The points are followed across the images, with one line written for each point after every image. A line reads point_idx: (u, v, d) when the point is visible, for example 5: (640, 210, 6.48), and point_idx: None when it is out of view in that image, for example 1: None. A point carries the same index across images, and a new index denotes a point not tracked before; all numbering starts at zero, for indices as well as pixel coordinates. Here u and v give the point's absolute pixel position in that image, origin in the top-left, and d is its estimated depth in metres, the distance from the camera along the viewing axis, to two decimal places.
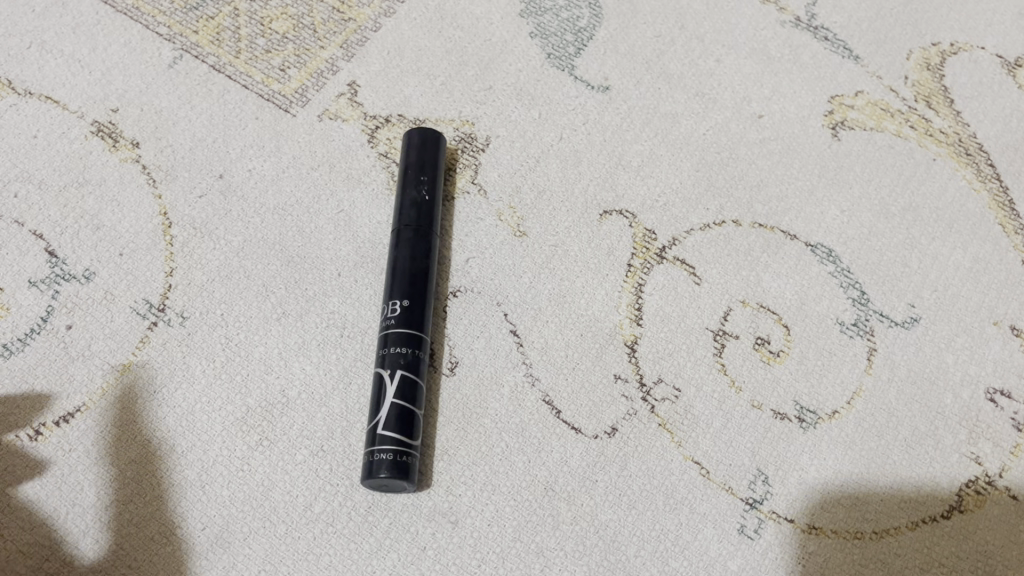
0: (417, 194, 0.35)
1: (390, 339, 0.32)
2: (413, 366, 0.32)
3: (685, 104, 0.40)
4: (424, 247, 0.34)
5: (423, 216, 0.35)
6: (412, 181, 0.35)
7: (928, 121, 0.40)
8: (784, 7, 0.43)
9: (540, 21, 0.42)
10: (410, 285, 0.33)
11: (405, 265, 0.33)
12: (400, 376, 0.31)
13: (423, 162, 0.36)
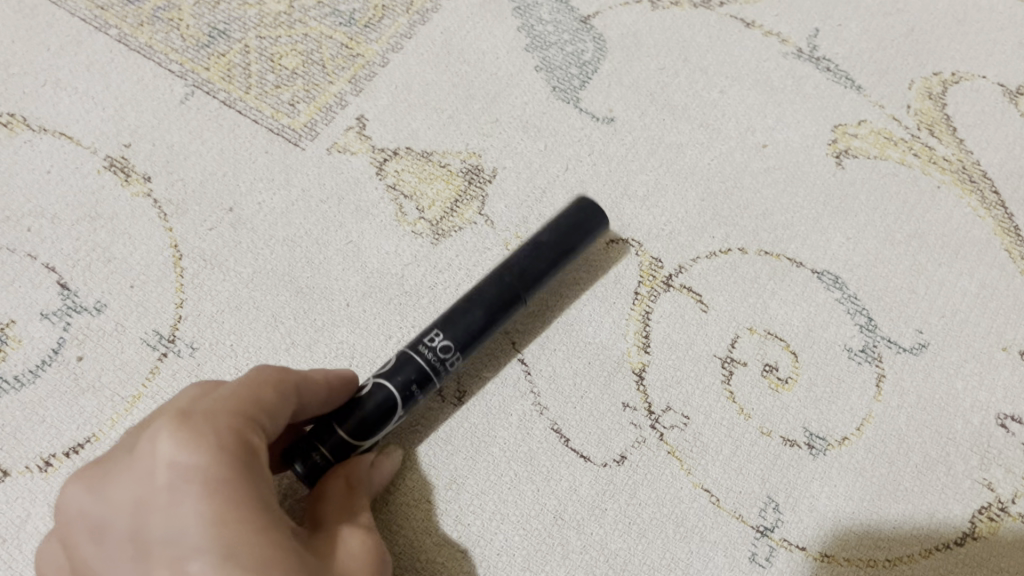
0: (546, 266, 0.33)
1: (413, 369, 0.31)
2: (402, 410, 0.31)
3: (689, 134, 0.40)
4: (496, 313, 0.32)
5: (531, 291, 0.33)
6: (555, 249, 0.34)
7: (931, 149, 0.40)
8: (785, 39, 0.44)
9: (545, 56, 0.42)
10: (467, 344, 0.32)
11: (465, 318, 0.32)
12: (390, 409, 0.30)
13: (585, 237, 0.34)
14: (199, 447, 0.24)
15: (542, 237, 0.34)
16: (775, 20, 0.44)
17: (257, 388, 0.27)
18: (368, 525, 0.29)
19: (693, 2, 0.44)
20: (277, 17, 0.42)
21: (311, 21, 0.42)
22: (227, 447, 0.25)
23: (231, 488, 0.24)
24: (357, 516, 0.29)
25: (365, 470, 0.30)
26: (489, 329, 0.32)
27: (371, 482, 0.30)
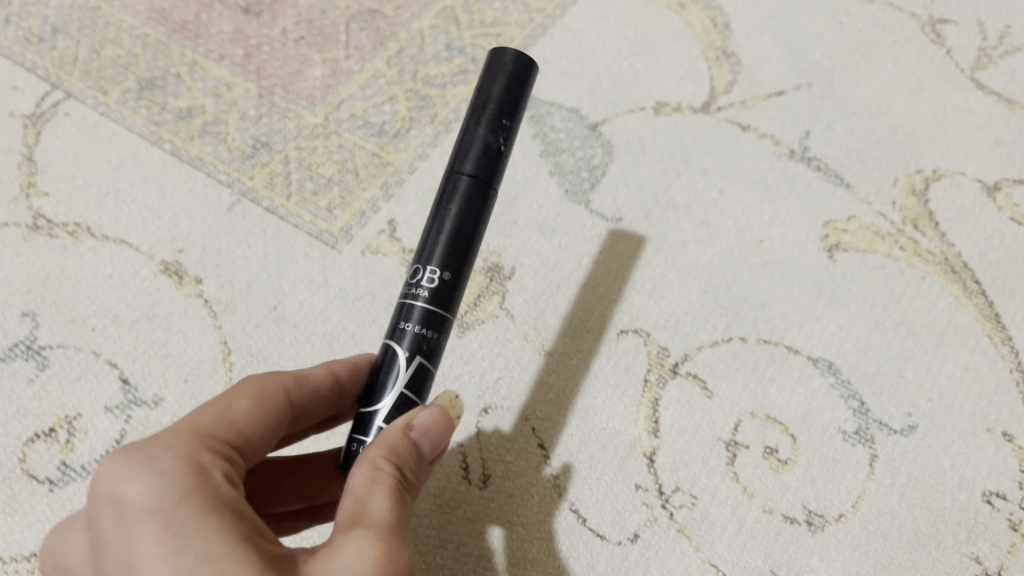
0: (490, 140, 0.31)
1: (413, 315, 0.30)
2: (433, 351, 0.30)
3: (691, 232, 0.44)
4: (469, 211, 0.30)
5: (486, 166, 0.31)
6: (488, 123, 0.31)
7: (916, 242, 0.44)
8: (779, 141, 0.47)
9: (558, 161, 0.46)
10: (450, 256, 0.30)
11: (442, 228, 0.30)
12: (413, 358, 0.29)
13: (509, 89, 0.31)
14: (153, 485, 0.23)
15: (469, 119, 0.31)
16: (769, 124, 0.48)
17: (235, 407, 0.27)
18: (391, 524, 0.25)
19: (692, 109, 0.49)
20: (314, 130, 0.47)
21: (345, 133, 0.47)
22: (183, 481, 0.24)
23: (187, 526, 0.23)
24: (380, 512, 0.25)
25: (398, 450, 0.27)
26: (471, 226, 0.30)
27: (409, 459, 0.27)
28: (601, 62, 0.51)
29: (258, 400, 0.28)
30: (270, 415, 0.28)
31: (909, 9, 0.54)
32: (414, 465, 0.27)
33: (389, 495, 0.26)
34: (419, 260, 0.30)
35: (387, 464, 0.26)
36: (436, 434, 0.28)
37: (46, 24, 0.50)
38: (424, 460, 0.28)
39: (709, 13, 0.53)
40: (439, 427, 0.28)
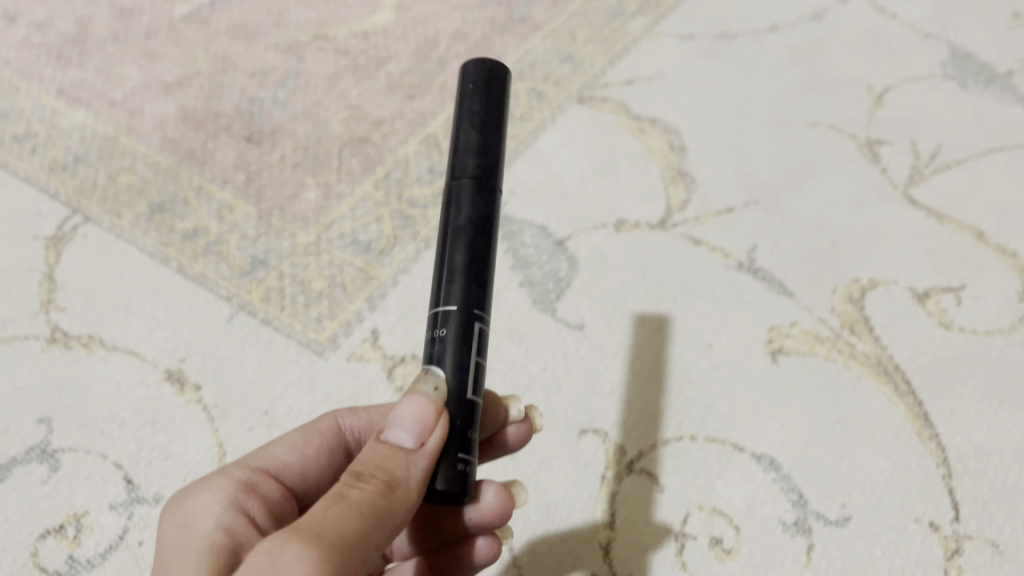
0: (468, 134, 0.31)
1: (447, 320, 0.29)
2: (478, 349, 0.29)
3: (647, 338, 0.48)
4: (478, 206, 0.30)
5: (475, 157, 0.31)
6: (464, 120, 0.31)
7: (853, 346, 0.48)
8: (728, 254, 0.52)
9: (527, 273, 0.51)
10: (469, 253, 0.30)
11: (460, 225, 0.30)
12: (458, 364, 0.28)
13: (490, 75, 0.32)
14: (176, 501, 0.29)
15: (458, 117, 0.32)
16: (719, 238, 0.53)
17: (285, 444, 0.34)
18: (319, 518, 0.24)
19: (650, 225, 0.54)
20: (307, 247, 0.52)
21: (335, 250, 0.52)
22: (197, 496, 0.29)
23: (186, 527, 0.27)
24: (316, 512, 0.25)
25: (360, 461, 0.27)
26: (487, 219, 0.30)
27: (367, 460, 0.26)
28: (568, 183, 0.56)
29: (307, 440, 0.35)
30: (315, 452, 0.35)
31: (849, 131, 0.59)
32: (381, 465, 0.27)
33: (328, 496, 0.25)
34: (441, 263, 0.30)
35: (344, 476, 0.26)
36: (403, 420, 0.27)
37: (69, 154, 0.56)
38: (405, 451, 0.27)
39: (666, 136, 0.59)
40: (404, 416, 0.27)
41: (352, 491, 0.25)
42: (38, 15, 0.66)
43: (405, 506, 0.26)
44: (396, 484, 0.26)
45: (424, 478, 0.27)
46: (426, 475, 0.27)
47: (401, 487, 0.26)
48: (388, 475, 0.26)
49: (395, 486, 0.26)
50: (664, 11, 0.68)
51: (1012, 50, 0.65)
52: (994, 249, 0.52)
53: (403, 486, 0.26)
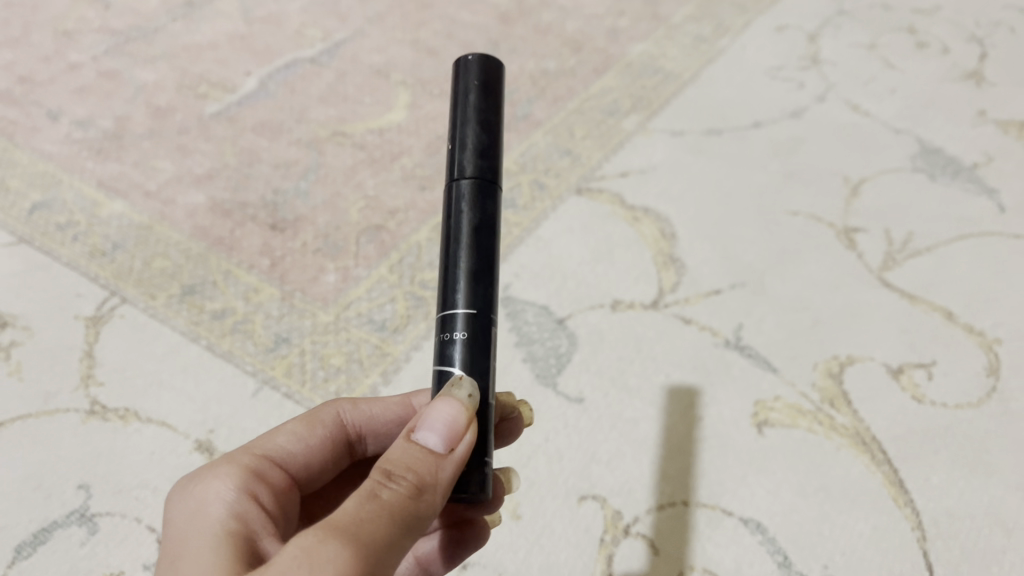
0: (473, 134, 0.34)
1: (457, 322, 0.32)
2: (487, 345, 0.32)
3: (642, 411, 0.52)
4: (482, 204, 0.33)
5: (478, 155, 0.34)
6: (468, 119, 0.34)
7: (833, 418, 0.52)
8: (716, 332, 0.56)
9: (530, 349, 0.55)
10: (476, 252, 0.33)
11: (466, 228, 0.33)
12: (470, 362, 0.32)
13: (482, 82, 0.35)
14: (189, 485, 0.31)
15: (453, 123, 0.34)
16: (708, 318, 0.57)
17: (288, 433, 0.37)
18: (346, 518, 0.26)
19: (644, 305, 0.58)
20: (327, 326, 0.56)
21: (352, 328, 0.56)
22: (210, 485, 0.31)
23: (203, 514, 0.30)
24: (351, 506, 0.26)
25: (391, 458, 0.29)
26: (489, 220, 0.33)
27: (399, 461, 0.28)
28: (568, 267, 0.61)
29: (312, 430, 0.38)
30: (317, 442, 0.38)
31: (827, 219, 0.64)
32: (413, 465, 0.28)
33: (361, 492, 0.27)
34: (447, 268, 0.33)
35: (376, 471, 0.28)
36: (436, 425, 0.29)
37: (108, 240, 0.61)
38: (435, 457, 0.29)
39: (658, 224, 0.64)
40: (438, 421, 0.29)
41: (385, 489, 0.27)
42: (80, 114, 0.72)
43: (431, 508, 0.28)
44: (424, 489, 0.28)
45: (448, 484, 0.29)
46: (450, 481, 0.29)
47: (427, 491, 0.28)
48: (420, 478, 0.28)
49: (424, 491, 0.28)
50: (656, 109, 0.74)
51: (977, 145, 0.71)
52: (962, 328, 0.57)
53: (431, 491, 0.28)
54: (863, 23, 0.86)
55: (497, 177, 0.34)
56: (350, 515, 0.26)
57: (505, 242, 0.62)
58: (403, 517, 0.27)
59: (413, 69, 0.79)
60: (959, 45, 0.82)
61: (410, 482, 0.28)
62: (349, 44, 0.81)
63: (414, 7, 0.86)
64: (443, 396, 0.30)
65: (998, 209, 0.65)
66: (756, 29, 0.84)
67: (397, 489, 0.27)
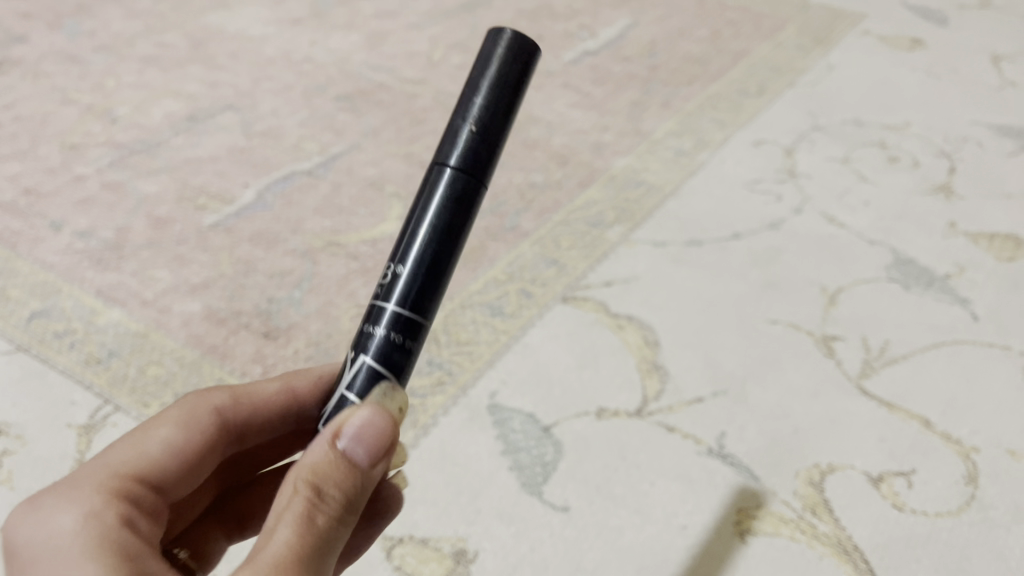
0: (483, 126, 0.36)
1: (381, 317, 0.35)
2: (416, 344, 0.35)
3: (627, 518, 0.53)
4: (457, 202, 0.35)
5: (476, 152, 0.35)
6: (484, 108, 0.36)
7: (815, 526, 0.52)
8: (699, 439, 0.58)
9: (516, 456, 0.56)
10: (430, 246, 0.35)
11: (428, 220, 0.35)
12: (384, 358, 0.35)
13: (510, 69, 0.36)
14: (49, 508, 0.31)
15: (467, 101, 0.36)
16: (691, 426, 0.58)
17: (167, 429, 0.37)
18: (285, 555, 0.30)
19: (628, 413, 0.59)
20: None
21: None
22: (61, 515, 0.31)
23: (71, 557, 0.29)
24: (294, 535, 0.30)
25: (325, 471, 0.32)
26: (454, 220, 0.35)
27: (330, 479, 0.32)
28: (554, 374, 0.62)
29: (185, 434, 0.38)
30: (190, 446, 0.38)
31: (806, 327, 0.66)
32: (340, 484, 0.32)
33: (301, 517, 0.31)
34: (400, 251, 0.35)
35: (307, 486, 0.32)
36: (364, 440, 0.33)
37: (103, 348, 0.62)
38: (362, 472, 0.33)
39: (641, 332, 0.66)
40: (368, 436, 0.33)
41: (319, 513, 0.31)
42: (82, 224, 0.74)
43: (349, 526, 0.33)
44: (350, 506, 0.32)
45: (367, 492, 0.34)
46: (369, 487, 0.34)
47: (350, 510, 0.33)
48: (347, 496, 0.32)
49: (346, 510, 0.32)
50: (638, 220, 0.77)
51: (948, 256, 0.73)
52: (940, 436, 0.58)
53: (354, 506, 0.33)
54: (837, 138, 0.90)
55: (486, 174, 0.36)
56: (296, 549, 0.30)
57: (492, 349, 0.64)
58: (330, 539, 0.32)
59: (406, 181, 0.82)
60: (929, 160, 0.86)
61: (336, 500, 0.32)
62: (345, 157, 0.85)
63: (408, 123, 0.90)
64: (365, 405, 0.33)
65: (971, 318, 0.67)
66: (735, 143, 0.88)
67: (329, 512, 0.32)
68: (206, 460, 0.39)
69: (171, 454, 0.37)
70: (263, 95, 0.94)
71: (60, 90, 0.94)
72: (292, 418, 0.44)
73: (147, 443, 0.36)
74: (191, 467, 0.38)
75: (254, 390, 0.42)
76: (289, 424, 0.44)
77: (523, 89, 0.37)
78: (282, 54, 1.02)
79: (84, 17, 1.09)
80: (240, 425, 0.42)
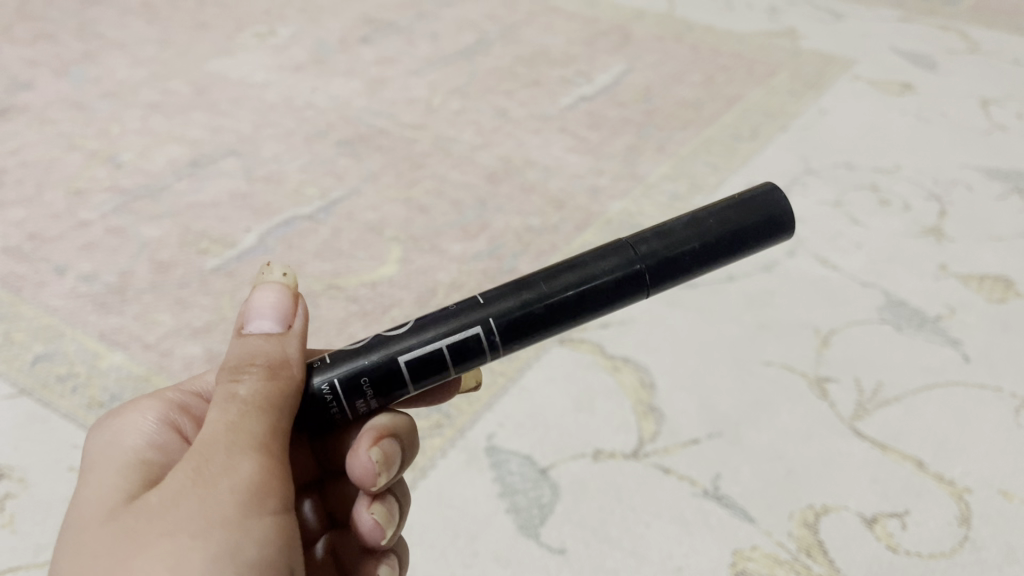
0: (666, 230, 0.42)
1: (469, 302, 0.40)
2: (476, 345, 0.39)
3: (623, 561, 0.54)
4: (599, 251, 0.41)
5: (643, 239, 0.41)
6: (683, 221, 0.42)
7: (809, 568, 0.54)
8: (695, 481, 0.58)
9: (513, 498, 0.57)
10: (550, 273, 0.40)
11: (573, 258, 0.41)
12: (418, 321, 0.39)
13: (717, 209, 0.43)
14: (102, 432, 0.42)
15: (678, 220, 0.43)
16: (686, 467, 0.59)
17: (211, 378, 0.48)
18: (219, 428, 0.36)
19: (624, 455, 0.60)
20: None
21: None
22: (113, 433, 0.41)
23: (102, 456, 0.40)
24: (223, 410, 0.37)
25: (245, 356, 0.38)
26: (584, 263, 0.40)
27: (246, 357, 0.38)
28: (551, 417, 0.63)
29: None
30: None
31: (800, 369, 0.67)
32: (260, 356, 0.38)
33: (227, 395, 0.37)
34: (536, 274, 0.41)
35: (230, 375, 0.38)
36: (265, 316, 0.40)
37: (105, 392, 0.63)
38: (281, 342, 0.39)
39: (637, 373, 0.66)
40: (267, 316, 0.39)
41: (241, 385, 0.37)
42: (86, 269, 0.76)
43: (290, 379, 0.38)
44: (276, 368, 0.38)
45: (296, 353, 0.39)
46: (299, 352, 0.39)
47: (283, 371, 0.38)
48: (270, 361, 0.38)
49: (277, 372, 0.38)
50: None
51: (940, 298, 0.74)
52: (933, 477, 0.59)
53: (286, 367, 0.38)
54: (828, 181, 0.91)
55: (640, 252, 0.41)
56: (227, 419, 0.36)
57: (490, 391, 0.64)
58: (264, 398, 0.37)
59: (405, 225, 0.83)
60: (919, 203, 0.88)
61: (259, 370, 0.38)
62: (345, 201, 0.86)
63: (408, 168, 0.92)
64: (265, 293, 0.40)
65: (962, 360, 0.68)
66: (729, 187, 0.90)
67: (254, 378, 0.37)
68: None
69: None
70: (265, 141, 0.96)
71: (66, 136, 0.95)
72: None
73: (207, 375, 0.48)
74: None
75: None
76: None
77: (724, 233, 0.42)
78: (284, 100, 1.04)
79: (89, 64, 1.11)
80: None
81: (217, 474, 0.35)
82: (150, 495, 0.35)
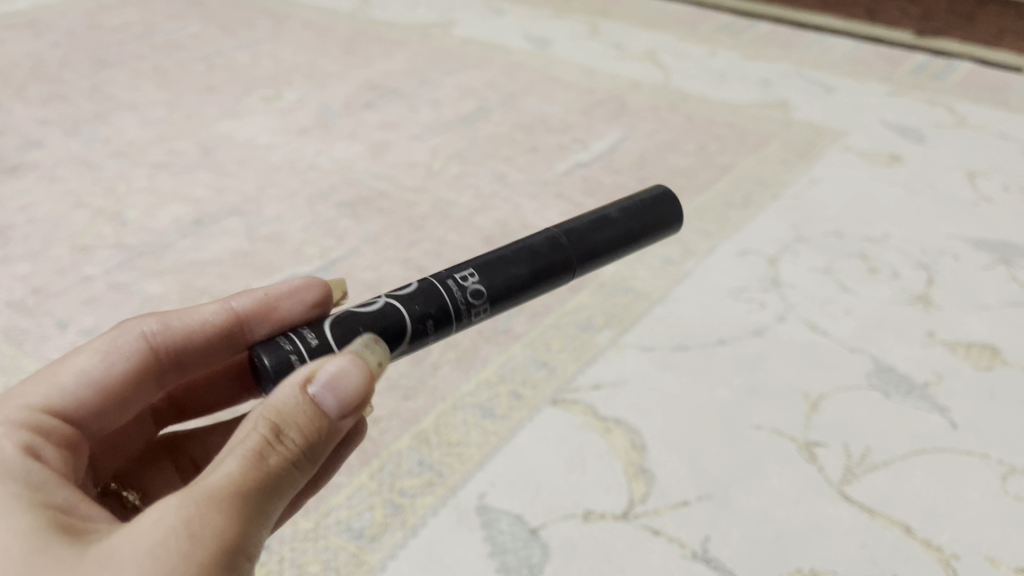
0: (605, 232, 0.53)
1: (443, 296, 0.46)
2: (444, 315, 0.46)
3: None
4: (554, 259, 0.51)
5: (582, 242, 0.52)
6: (616, 223, 0.54)
7: None
8: (684, 543, 0.59)
9: (503, 558, 0.57)
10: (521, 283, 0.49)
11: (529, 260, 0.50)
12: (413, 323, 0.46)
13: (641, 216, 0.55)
14: None
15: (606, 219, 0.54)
16: (676, 529, 0.60)
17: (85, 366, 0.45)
18: (227, 484, 0.35)
19: (614, 516, 0.60)
20: (306, 533, 0.59)
21: (331, 535, 0.59)
22: None
23: None
24: (244, 467, 0.36)
25: (285, 415, 0.38)
26: (538, 267, 0.50)
27: (292, 422, 0.38)
28: (543, 476, 0.63)
29: (104, 364, 0.46)
30: (120, 365, 0.46)
31: (789, 433, 0.68)
32: (301, 431, 0.38)
33: (255, 453, 0.36)
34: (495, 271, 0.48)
35: (267, 428, 0.37)
36: (331, 387, 0.39)
37: None
38: (325, 414, 0.39)
39: (629, 435, 0.67)
40: (332, 384, 0.39)
41: (274, 450, 0.37)
42: (88, 323, 0.77)
43: (308, 468, 0.38)
44: (307, 450, 0.38)
45: (329, 436, 0.39)
46: (332, 435, 0.39)
47: (310, 455, 0.38)
48: (308, 441, 0.38)
49: (304, 453, 0.38)
50: (627, 325, 0.80)
51: (927, 365, 0.76)
52: (921, 543, 0.59)
53: (315, 455, 0.39)
54: (818, 249, 0.93)
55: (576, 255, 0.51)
56: (243, 480, 0.35)
57: (481, 451, 0.65)
58: (281, 476, 0.37)
59: (403, 285, 0.85)
60: (908, 271, 0.89)
61: (296, 442, 0.38)
62: (344, 261, 0.88)
63: (407, 229, 0.94)
64: (337, 358, 0.39)
65: (950, 426, 0.69)
66: (721, 253, 0.92)
67: (285, 452, 0.37)
68: (133, 382, 0.47)
69: (88, 382, 0.45)
70: (268, 201, 0.98)
71: (73, 194, 0.98)
72: (233, 336, 0.51)
73: (65, 372, 0.44)
74: (110, 391, 0.46)
75: (183, 317, 0.50)
76: (233, 341, 0.51)
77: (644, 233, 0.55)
78: (288, 162, 1.07)
79: (100, 124, 1.14)
80: (174, 352, 0.50)
81: (211, 536, 0.33)
82: (126, 541, 0.33)
